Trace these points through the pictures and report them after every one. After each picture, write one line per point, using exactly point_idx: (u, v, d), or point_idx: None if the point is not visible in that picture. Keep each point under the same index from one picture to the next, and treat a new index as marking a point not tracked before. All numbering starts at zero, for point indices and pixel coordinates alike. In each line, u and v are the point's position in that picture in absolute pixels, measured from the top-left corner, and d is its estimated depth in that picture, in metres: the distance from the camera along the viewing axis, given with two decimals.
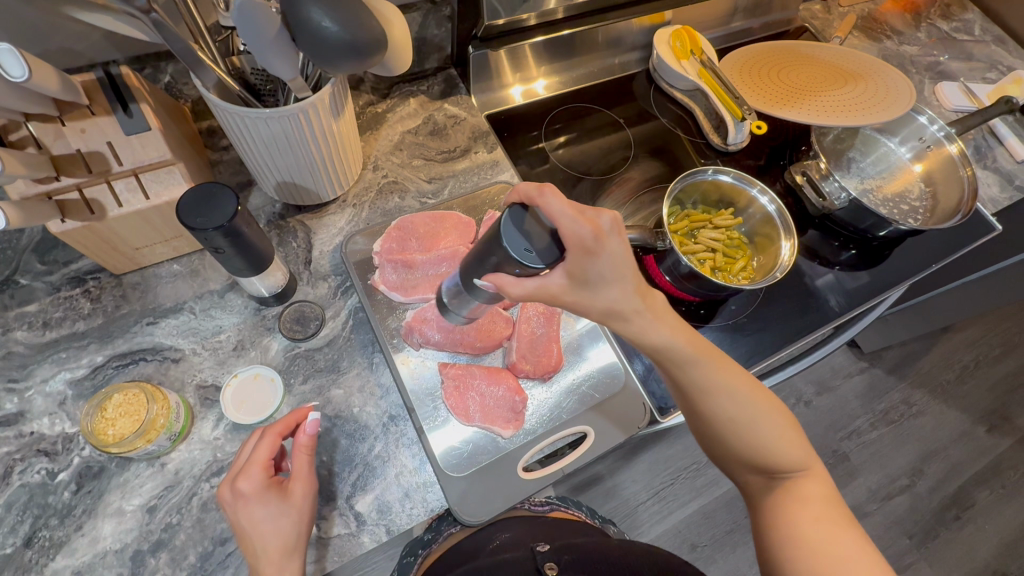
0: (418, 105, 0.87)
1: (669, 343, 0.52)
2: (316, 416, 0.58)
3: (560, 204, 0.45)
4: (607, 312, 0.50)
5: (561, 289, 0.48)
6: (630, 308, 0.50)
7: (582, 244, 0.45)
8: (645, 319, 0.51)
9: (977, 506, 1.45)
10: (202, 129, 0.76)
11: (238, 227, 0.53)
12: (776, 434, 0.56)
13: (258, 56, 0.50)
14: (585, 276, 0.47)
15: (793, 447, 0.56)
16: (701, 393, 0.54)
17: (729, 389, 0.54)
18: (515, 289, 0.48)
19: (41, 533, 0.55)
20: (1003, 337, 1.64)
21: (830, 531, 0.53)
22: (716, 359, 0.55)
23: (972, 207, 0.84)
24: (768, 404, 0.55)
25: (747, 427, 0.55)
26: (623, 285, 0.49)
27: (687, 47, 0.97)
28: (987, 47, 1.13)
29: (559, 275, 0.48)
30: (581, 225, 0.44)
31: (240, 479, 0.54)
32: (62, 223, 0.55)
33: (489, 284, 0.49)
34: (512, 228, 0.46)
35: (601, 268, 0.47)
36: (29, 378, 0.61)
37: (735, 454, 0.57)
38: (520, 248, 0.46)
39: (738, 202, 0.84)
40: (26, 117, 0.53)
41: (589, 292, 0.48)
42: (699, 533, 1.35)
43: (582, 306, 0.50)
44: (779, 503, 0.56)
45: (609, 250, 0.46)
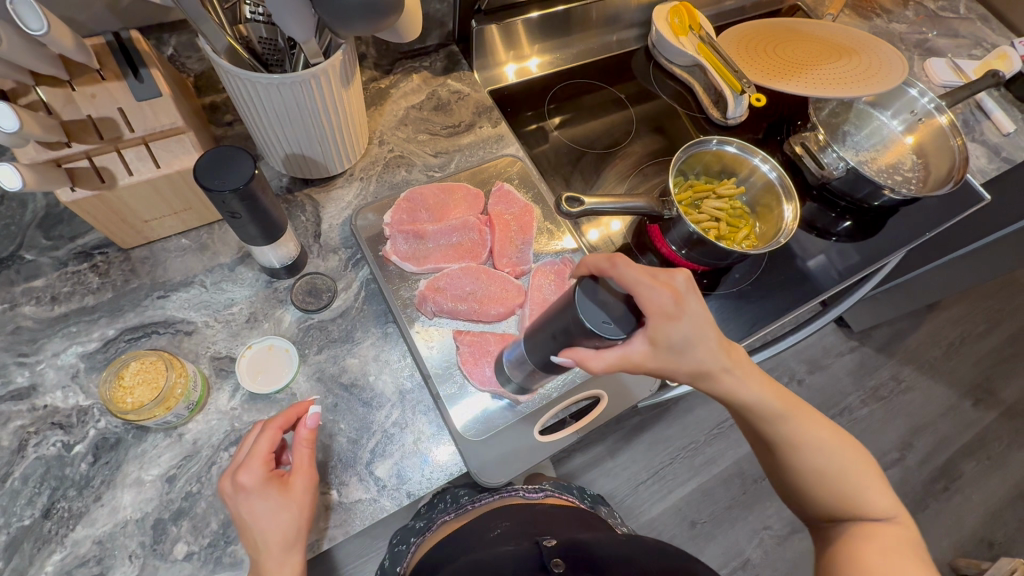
0: (421, 81, 0.87)
1: (760, 399, 0.55)
2: (317, 410, 0.57)
3: (634, 273, 0.46)
4: (695, 371, 0.53)
5: (644, 356, 0.49)
6: (717, 366, 0.53)
7: (664, 309, 0.47)
8: (736, 377, 0.54)
9: (964, 476, 1.49)
10: (205, 104, 0.75)
11: (254, 192, 0.52)
12: (859, 480, 0.57)
13: (272, 11, 0.50)
14: (669, 342, 0.49)
15: (876, 492, 0.57)
16: (786, 444, 0.56)
17: (815, 440, 0.56)
18: (597, 363, 0.49)
19: (60, 505, 0.55)
20: (987, 314, 1.68)
21: (902, 567, 0.52)
22: (804, 410, 0.57)
23: (964, 174, 0.86)
24: (849, 451, 0.57)
25: (832, 476, 0.57)
26: (706, 346, 0.51)
27: (686, 23, 0.98)
28: (973, 25, 1.16)
29: (640, 342, 0.49)
30: (657, 292, 0.46)
31: (241, 472, 0.53)
32: (72, 191, 0.54)
33: (567, 359, 0.50)
34: (590, 305, 0.47)
35: (685, 331, 0.49)
36: (39, 352, 0.61)
37: (815, 501, 0.58)
38: (598, 319, 0.46)
39: (739, 172, 0.86)
40: (36, 80, 0.53)
41: (671, 355, 0.50)
42: (699, 510, 1.37)
43: (665, 368, 0.51)
44: (850, 539, 0.56)
45: (689, 311, 0.49)
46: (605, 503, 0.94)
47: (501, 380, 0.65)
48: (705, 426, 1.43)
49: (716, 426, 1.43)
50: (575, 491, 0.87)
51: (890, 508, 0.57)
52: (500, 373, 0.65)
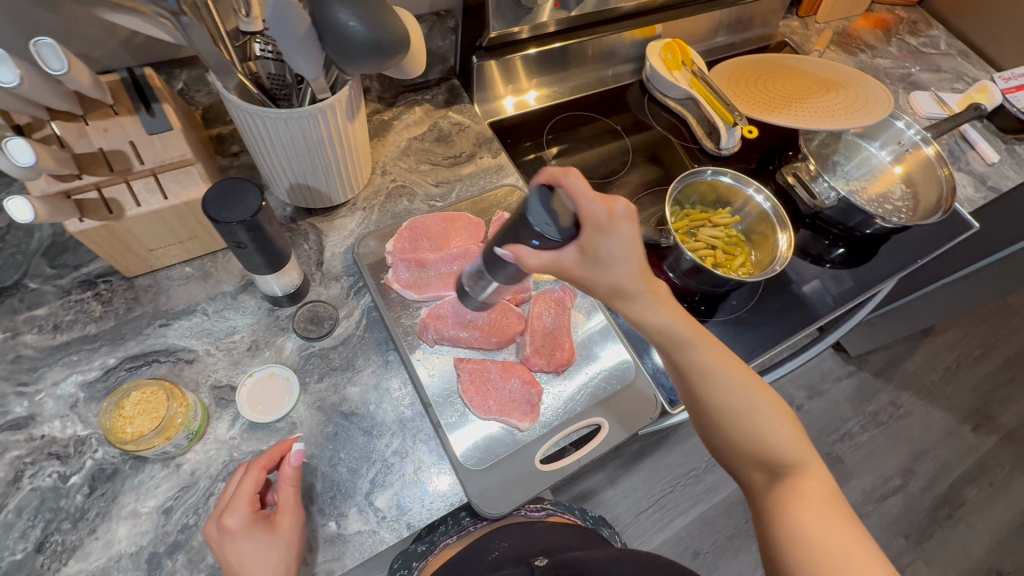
0: (423, 113, 0.90)
1: (670, 326, 0.52)
2: (300, 446, 0.57)
3: (582, 184, 0.45)
4: (615, 290, 0.50)
5: (572, 266, 0.48)
6: (636, 289, 0.50)
7: (596, 222, 0.46)
8: (649, 301, 0.51)
9: (968, 504, 1.48)
10: (211, 137, 0.76)
11: (260, 223, 0.53)
12: (773, 419, 0.55)
13: (284, 52, 0.52)
14: (596, 255, 0.47)
15: (790, 435, 0.56)
16: (701, 376, 0.54)
17: (725, 373, 0.54)
18: (529, 261, 0.48)
19: (53, 538, 0.54)
20: (981, 338, 1.70)
21: (835, 531, 0.52)
22: (717, 343, 0.55)
23: (953, 203, 0.88)
24: (764, 394, 0.56)
25: (747, 417, 0.55)
26: (632, 267, 0.49)
27: (679, 58, 1.01)
28: (954, 60, 1.21)
29: (573, 250, 0.47)
30: (597, 205, 0.45)
31: (226, 515, 0.53)
32: (80, 222, 0.55)
33: (509, 254, 0.49)
34: (536, 205, 0.47)
35: (612, 249, 0.47)
36: (39, 381, 0.61)
37: (738, 449, 0.56)
38: (542, 222, 0.47)
39: (734, 202, 0.89)
40: (50, 115, 0.55)
41: (596, 271, 0.48)
42: (701, 540, 1.34)
43: (587, 285, 0.49)
44: (782, 502, 0.54)
45: (621, 232, 0.47)
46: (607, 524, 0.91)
47: (465, 302, 0.70)
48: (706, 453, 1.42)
49: None
50: (577, 511, 0.85)
51: (807, 455, 0.56)
52: (465, 299, 0.69)
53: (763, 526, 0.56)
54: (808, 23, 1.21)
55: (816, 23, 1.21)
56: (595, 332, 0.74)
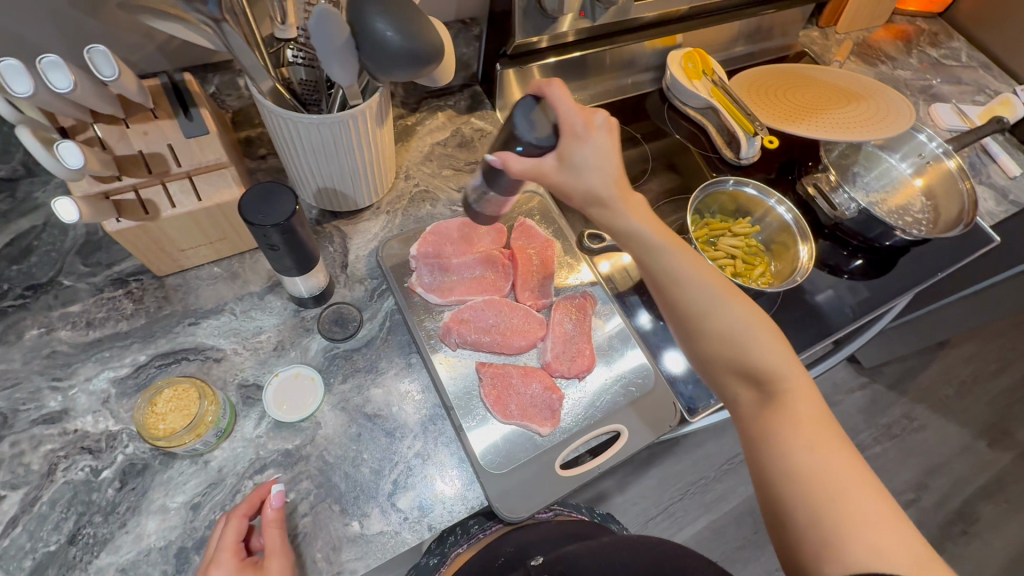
0: (446, 119, 0.91)
1: (640, 229, 0.53)
2: (280, 488, 0.57)
3: (563, 95, 0.51)
4: (590, 197, 0.53)
5: (551, 172, 0.52)
6: (610, 194, 0.52)
7: (574, 129, 0.51)
8: (622, 207, 0.53)
9: (982, 520, 1.46)
10: (240, 139, 0.76)
11: (294, 227, 0.54)
12: (751, 329, 0.54)
13: (322, 60, 0.53)
14: (572, 160, 0.51)
15: (771, 347, 0.54)
16: (673, 282, 0.55)
17: (694, 275, 0.54)
18: (514, 165, 0.51)
19: (85, 531, 0.55)
20: (997, 352, 1.68)
21: (820, 451, 0.50)
22: (687, 251, 0.55)
23: (974, 216, 0.88)
24: (741, 304, 0.55)
25: (723, 326, 0.54)
26: (604, 173, 0.52)
27: (699, 67, 1.02)
28: (975, 73, 1.20)
29: (551, 156, 0.51)
30: (575, 115, 0.51)
31: (211, 568, 0.52)
32: (118, 222, 0.57)
33: (493, 160, 0.51)
34: (520, 115, 0.52)
35: (587, 154, 0.51)
36: (73, 376, 0.62)
37: (720, 363, 0.56)
38: (526, 129, 0.51)
39: (754, 212, 0.90)
40: (93, 117, 0.56)
41: (573, 177, 0.52)
42: (710, 549, 1.34)
43: (564, 190, 0.53)
44: (766, 421, 0.53)
45: (597, 139, 0.51)
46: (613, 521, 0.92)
47: (477, 203, 0.60)
48: (716, 462, 1.41)
49: (727, 462, 1.41)
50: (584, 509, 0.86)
51: (792, 368, 0.54)
52: (477, 200, 0.60)
53: (750, 448, 0.55)
54: (828, 33, 1.21)
55: (836, 34, 1.21)
56: (615, 337, 0.75)
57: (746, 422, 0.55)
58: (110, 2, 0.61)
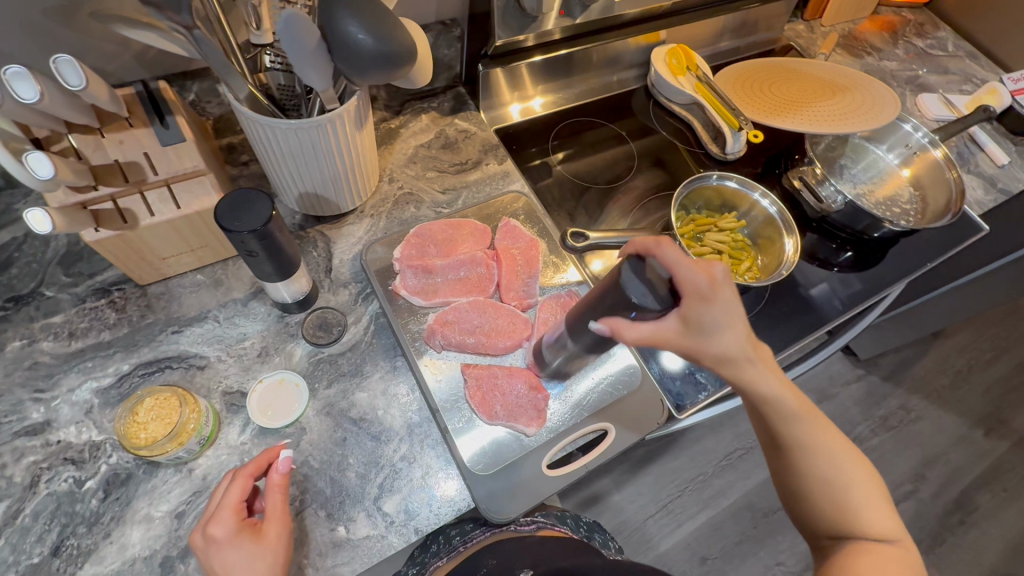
0: (430, 121, 0.91)
1: (780, 398, 0.51)
2: (289, 454, 0.57)
3: (676, 254, 0.47)
4: (719, 358, 0.49)
5: (672, 335, 0.49)
6: (743, 356, 0.49)
7: (698, 291, 0.46)
8: (759, 370, 0.50)
9: (981, 509, 1.46)
10: (223, 146, 0.77)
11: (271, 232, 0.54)
12: (861, 493, 0.52)
13: (294, 64, 0.53)
14: (699, 323, 0.47)
15: (878, 515, 0.52)
16: (797, 445, 0.52)
17: (823, 444, 0.52)
18: (629, 332, 0.49)
19: (69, 542, 0.55)
20: (992, 341, 1.68)
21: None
22: (824, 420, 0.53)
23: (962, 206, 0.88)
24: (859, 470, 0.53)
25: (837, 483, 0.52)
26: (735, 332, 0.48)
27: (683, 64, 1.02)
28: (961, 62, 1.20)
29: (673, 320, 0.48)
30: (696, 273, 0.46)
31: (212, 524, 0.53)
32: (96, 232, 0.56)
33: (603, 326, 0.51)
34: (634, 280, 0.49)
35: (716, 317, 0.47)
36: (55, 388, 0.62)
37: (819, 520, 0.54)
38: (638, 293, 0.49)
39: (740, 206, 0.89)
40: (68, 128, 0.56)
41: (700, 337, 0.48)
42: (709, 545, 1.34)
43: (693, 353, 0.49)
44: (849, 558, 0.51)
45: (724, 297, 0.47)
46: (600, 530, 0.93)
47: (540, 373, 0.70)
48: (713, 457, 1.41)
49: (723, 457, 1.41)
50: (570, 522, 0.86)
51: (891, 531, 0.52)
52: (541, 369, 0.69)
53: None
54: (813, 26, 1.21)
55: (821, 27, 1.21)
56: None
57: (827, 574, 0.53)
58: (83, 11, 0.61)
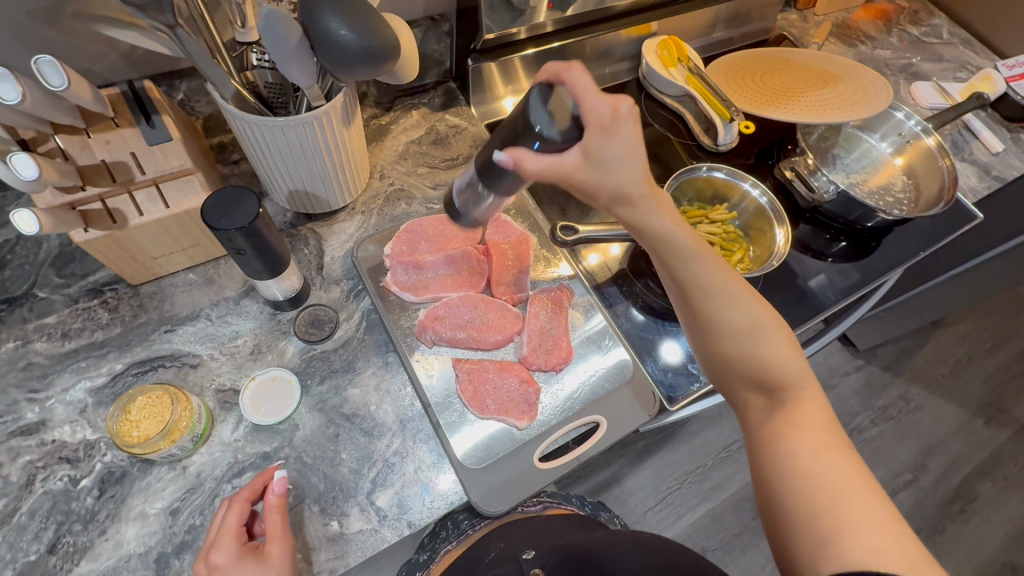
0: (420, 117, 0.91)
1: (674, 234, 0.50)
2: (282, 474, 0.58)
3: (584, 80, 0.45)
4: (615, 195, 0.47)
5: (574, 169, 0.45)
6: (638, 193, 0.47)
7: (601, 120, 0.44)
8: (652, 207, 0.49)
9: (981, 498, 1.46)
10: (213, 145, 0.77)
11: (259, 229, 0.55)
12: (768, 338, 0.54)
13: (277, 62, 0.53)
14: (599, 157, 0.45)
15: (792, 361, 0.54)
16: (699, 290, 0.53)
17: (726, 287, 0.53)
18: (531, 163, 0.45)
19: (65, 540, 0.56)
20: (993, 330, 1.67)
21: (829, 461, 0.50)
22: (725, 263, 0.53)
23: (954, 194, 0.88)
24: (767, 313, 0.54)
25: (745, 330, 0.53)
26: (635, 171, 0.46)
27: (674, 55, 1.01)
28: (956, 49, 1.19)
29: (575, 153, 0.45)
30: (601, 103, 0.44)
31: (212, 552, 0.53)
32: (85, 232, 0.57)
33: (506, 159, 0.46)
34: (536, 103, 0.46)
35: (615, 151, 0.45)
36: (49, 388, 0.63)
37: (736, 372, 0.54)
38: (546, 124, 0.46)
39: (731, 197, 0.90)
40: (54, 129, 0.57)
41: (599, 172, 0.45)
42: (709, 537, 1.34)
43: (588, 190, 0.46)
44: (777, 422, 0.53)
45: (624, 131, 0.45)
46: (605, 508, 0.93)
47: (456, 219, 0.60)
48: (712, 450, 1.41)
49: (723, 449, 1.41)
50: (574, 500, 0.87)
51: (801, 376, 0.54)
52: (457, 218, 0.60)
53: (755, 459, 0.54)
54: (806, 16, 1.20)
55: (815, 16, 1.20)
56: (594, 332, 0.75)
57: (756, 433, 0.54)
58: (68, 12, 0.61)
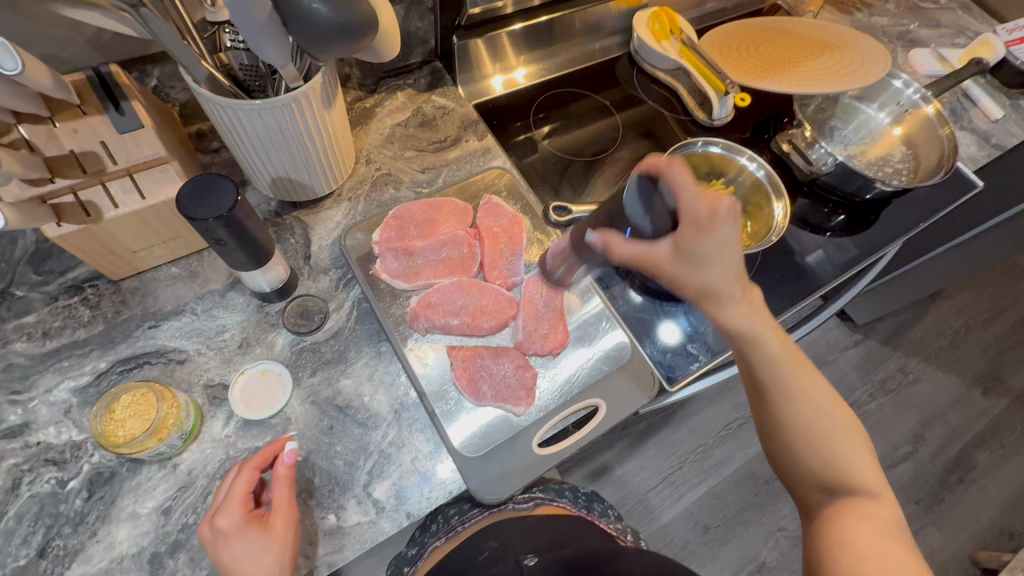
0: (406, 98, 0.88)
1: (761, 339, 0.51)
2: (293, 446, 0.57)
3: (684, 179, 0.47)
4: (704, 291, 0.50)
5: (663, 259, 0.50)
6: (728, 292, 0.49)
7: (695, 219, 0.47)
8: (740, 307, 0.50)
9: (979, 467, 1.47)
10: (192, 133, 0.76)
11: (238, 218, 0.52)
12: (836, 437, 0.53)
13: (249, 42, 0.50)
14: (690, 251, 0.48)
15: (863, 463, 0.53)
16: (781, 393, 0.52)
17: (806, 392, 0.52)
18: (619, 249, 0.52)
19: (55, 543, 0.55)
20: (990, 301, 1.67)
21: (891, 558, 0.48)
22: (808, 368, 0.53)
23: (955, 162, 0.85)
24: (842, 416, 0.53)
25: (819, 432, 0.53)
26: (726, 269, 0.48)
27: (667, 27, 0.98)
28: (954, 14, 1.16)
29: (665, 245, 0.50)
30: (698, 201, 0.46)
31: (219, 516, 0.53)
32: (59, 226, 0.55)
33: (599, 240, 0.54)
34: (636, 202, 0.53)
35: (708, 248, 0.47)
36: (31, 389, 0.61)
37: (805, 469, 0.54)
38: (638, 211, 0.54)
39: (727, 172, 0.87)
40: (17, 119, 0.54)
41: (688, 267, 0.49)
42: (710, 514, 1.34)
43: (678, 281, 0.50)
44: (837, 517, 0.52)
45: (719, 231, 0.46)
46: (600, 499, 0.91)
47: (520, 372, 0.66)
48: (712, 428, 1.41)
49: (723, 427, 1.42)
50: (568, 494, 0.84)
51: (870, 477, 0.53)
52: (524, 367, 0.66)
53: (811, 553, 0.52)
54: None
55: None
56: (589, 315, 0.73)
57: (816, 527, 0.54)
58: None
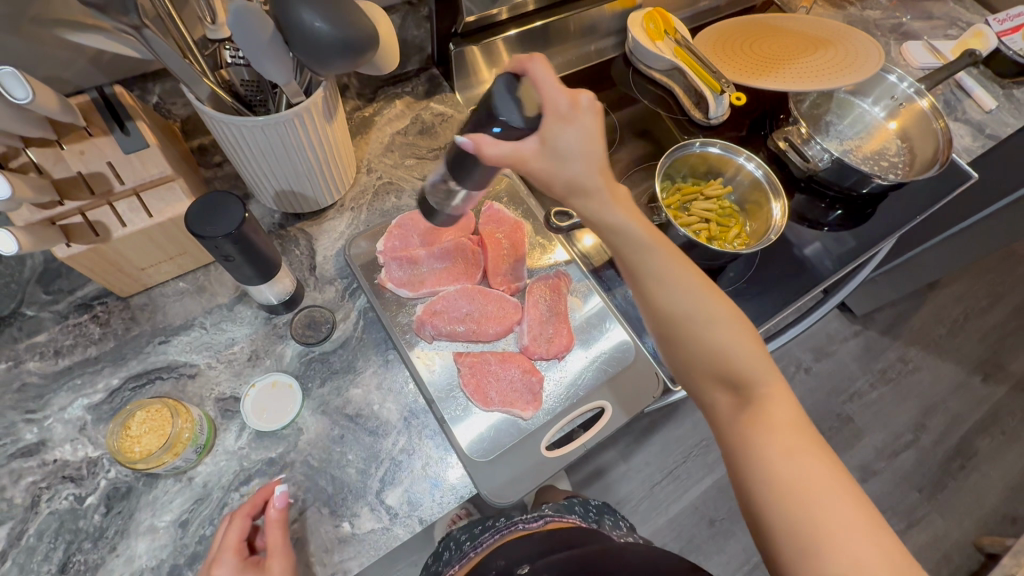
0: (404, 106, 0.88)
1: (626, 225, 0.51)
2: (283, 488, 0.57)
3: (545, 73, 0.46)
4: (572, 186, 0.49)
5: (533, 155, 0.47)
6: (593, 184, 0.50)
7: (558, 110, 0.46)
8: (604, 199, 0.50)
9: (980, 453, 1.48)
10: (194, 148, 0.76)
11: (246, 234, 0.53)
12: (731, 338, 0.52)
13: (251, 60, 0.51)
14: (556, 144, 0.46)
15: (752, 353, 0.52)
16: (655, 281, 0.52)
17: (681, 280, 0.52)
18: (491, 149, 0.45)
19: (75, 558, 0.56)
20: (988, 288, 1.68)
21: (800, 462, 0.48)
22: (678, 255, 0.53)
23: (949, 155, 0.86)
24: (723, 304, 0.52)
25: (701, 323, 0.52)
26: (589, 160, 0.48)
27: (661, 27, 0.98)
28: (946, 5, 1.17)
29: (533, 139, 0.46)
30: (560, 94, 0.46)
31: (215, 567, 0.53)
32: (68, 247, 0.56)
33: (465, 141, 0.45)
34: (505, 94, 0.45)
35: (570, 140, 0.47)
36: (46, 408, 0.62)
37: (697, 366, 0.53)
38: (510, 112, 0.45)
39: (725, 171, 0.88)
40: (25, 143, 0.55)
41: (555, 162, 0.47)
42: (716, 507, 1.36)
43: (546, 180, 0.48)
44: (746, 425, 0.51)
45: (580, 122, 0.47)
46: (613, 513, 0.90)
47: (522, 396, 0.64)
48: None
49: None
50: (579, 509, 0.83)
51: (770, 376, 0.52)
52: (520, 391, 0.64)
53: (732, 459, 0.52)
54: None
55: None
56: (593, 316, 0.74)
57: (725, 431, 0.53)
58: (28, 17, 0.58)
